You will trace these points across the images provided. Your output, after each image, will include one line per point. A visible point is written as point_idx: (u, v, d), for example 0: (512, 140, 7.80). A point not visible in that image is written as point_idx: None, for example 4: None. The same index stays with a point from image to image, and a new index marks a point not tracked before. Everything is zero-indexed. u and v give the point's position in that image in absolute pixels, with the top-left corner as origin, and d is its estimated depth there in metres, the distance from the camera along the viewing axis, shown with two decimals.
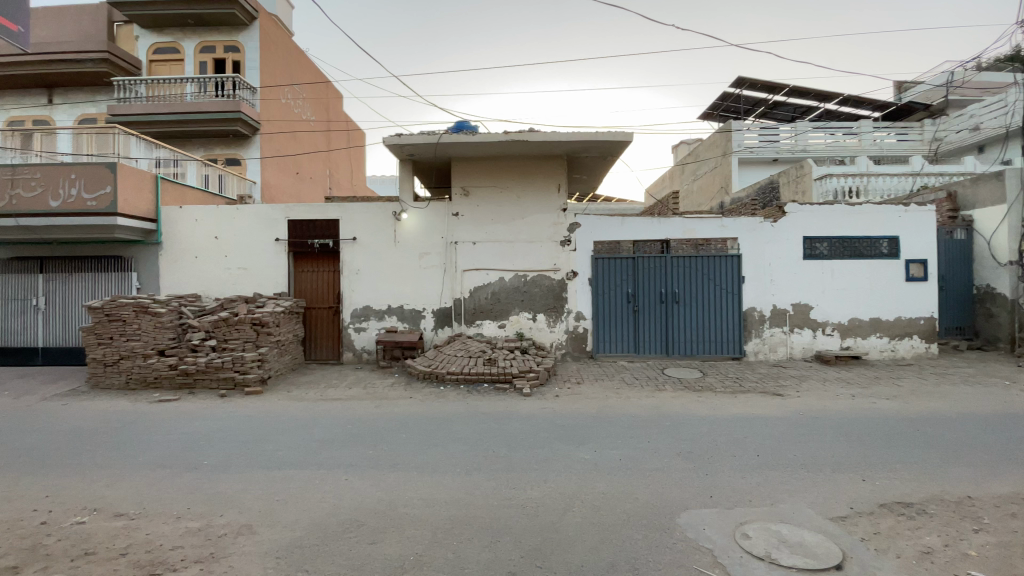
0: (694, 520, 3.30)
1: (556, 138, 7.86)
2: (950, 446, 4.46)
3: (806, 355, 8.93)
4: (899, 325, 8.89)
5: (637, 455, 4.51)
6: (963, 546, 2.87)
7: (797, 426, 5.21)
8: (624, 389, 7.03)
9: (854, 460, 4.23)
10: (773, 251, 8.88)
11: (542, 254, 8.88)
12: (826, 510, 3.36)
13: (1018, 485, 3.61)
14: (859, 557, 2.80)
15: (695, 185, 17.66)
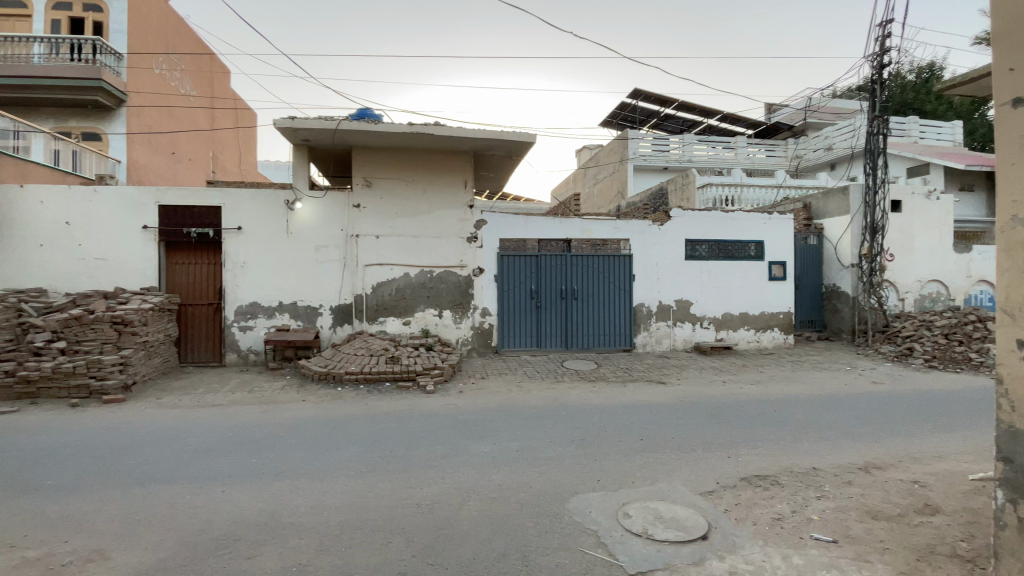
0: (582, 504, 3.46)
1: (461, 133, 7.80)
2: (799, 424, 5.13)
3: (687, 346, 9.80)
4: (763, 319, 10.07)
5: (534, 446, 4.64)
6: (807, 511, 3.29)
7: (678, 411, 5.68)
8: (525, 383, 7.20)
9: (723, 439, 4.70)
10: (661, 252, 9.60)
11: (447, 249, 8.79)
12: (697, 486, 3.70)
13: (850, 456, 4.23)
14: (721, 526, 3.11)
15: (596, 188, 18.59)
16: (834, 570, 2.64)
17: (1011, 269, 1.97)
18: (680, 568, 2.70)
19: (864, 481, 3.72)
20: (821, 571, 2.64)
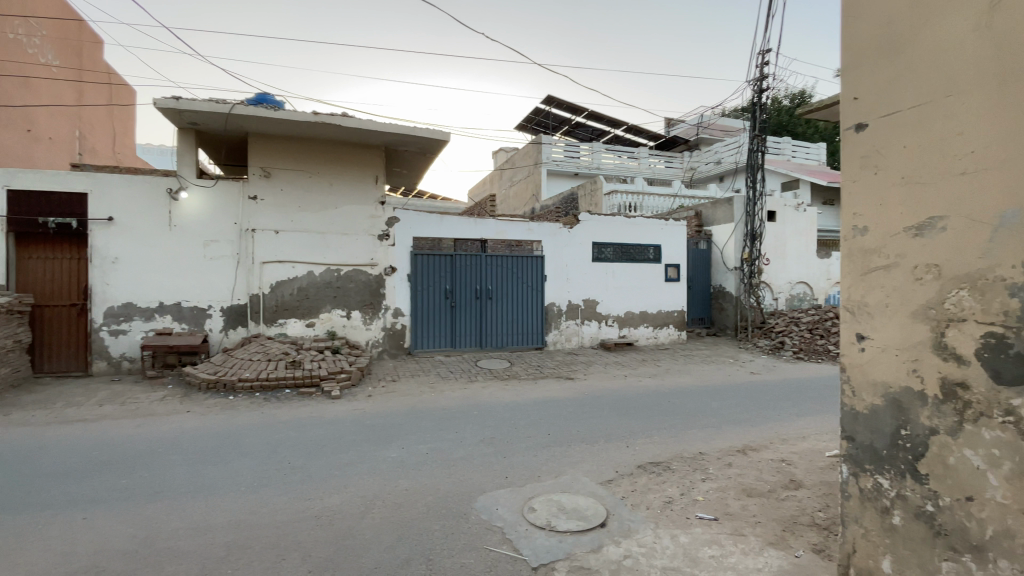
0: (489, 502, 3.48)
1: (372, 126, 7.52)
2: (690, 413, 5.59)
3: (594, 343, 10.28)
4: (660, 316, 10.87)
5: (443, 447, 4.59)
6: (693, 493, 3.59)
7: (583, 405, 5.94)
8: (438, 383, 7.10)
9: (624, 430, 4.99)
10: (571, 253, 9.97)
11: (357, 247, 8.43)
12: (598, 476, 3.89)
13: (731, 440, 4.68)
14: (618, 513, 3.29)
15: (511, 190, 18.86)
16: (715, 545, 2.90)
17: (850, 272, 2.17)
18: (580, 556, 2.82)
19: (741, 462, 4.13)
20: (704, 547, 2.89)
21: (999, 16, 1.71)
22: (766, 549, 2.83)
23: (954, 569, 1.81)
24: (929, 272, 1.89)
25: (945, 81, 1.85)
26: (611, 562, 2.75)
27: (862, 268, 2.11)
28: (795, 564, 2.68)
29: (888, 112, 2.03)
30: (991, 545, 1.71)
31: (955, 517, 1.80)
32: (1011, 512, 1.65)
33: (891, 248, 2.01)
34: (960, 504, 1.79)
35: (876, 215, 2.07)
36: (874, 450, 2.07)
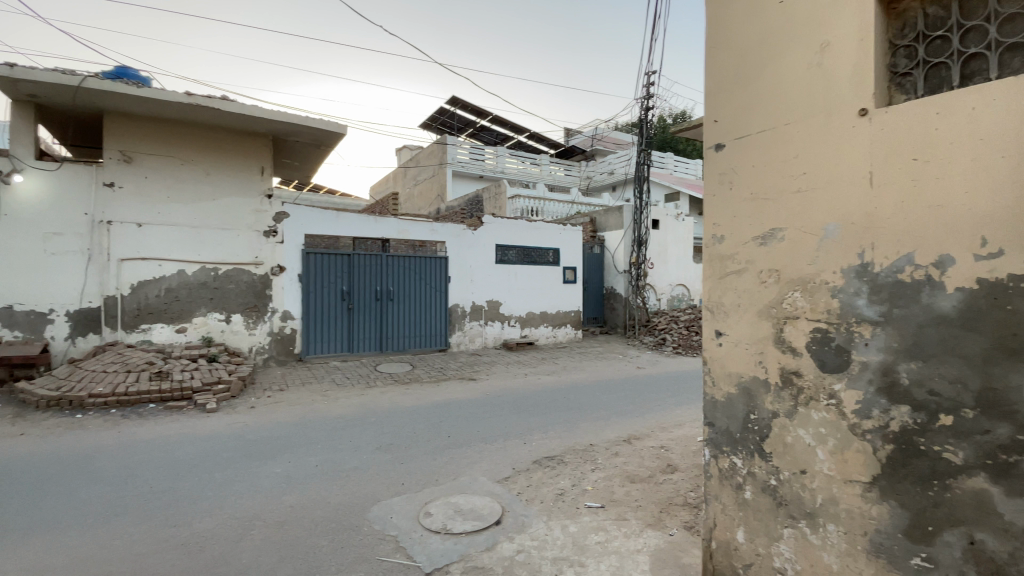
0: (383, 511, 3.37)
1: (256, 112, 6.93)
2: (584, 407, 5.91)
3: (496, 344, 10.43)
4: (559, 317, 11.35)
5: (335, 457, 4.35)
6: (583, 483, 3.78)
7: (484, 405, 6.00)
8: (333, 390, 6.74)
9: (522, 428, 5.12)
10: (474, 255, 10.00)
11: (239, 244, 7.71)
12: (495, 474, 3.95)
13: (619, 430, 5.02)
14: (513, 509, 3.37)
15: (415, 189, 18.50)
16: (600, 531, 3.08)
17: (710, 276, 2.43)
18: (474, 556, 2.83)
19: (627, 450, 4.45)
20: (591, 534, 3.06)
21: (829, 56, 2.00)
22: (645, 530, 3.07)
23: (792, 533, 2.09)
24: (772, 276, 2.18)
25: (786, 110, 2.14)
26: (504, 558, 2.80)
27: (720, 272, 2.39)
28: (669, 541, 2.93)
29: (740, 135, 2.31)
30: (820, 510, 2.00)
31: (793, 488, 2.09)
32: (834, 480, 1.96)
33: (742, 255, 2.29)
34: (796, 476, 2.08)
35: (729, 225, 2.35)
36: (729, 433, 2.34)
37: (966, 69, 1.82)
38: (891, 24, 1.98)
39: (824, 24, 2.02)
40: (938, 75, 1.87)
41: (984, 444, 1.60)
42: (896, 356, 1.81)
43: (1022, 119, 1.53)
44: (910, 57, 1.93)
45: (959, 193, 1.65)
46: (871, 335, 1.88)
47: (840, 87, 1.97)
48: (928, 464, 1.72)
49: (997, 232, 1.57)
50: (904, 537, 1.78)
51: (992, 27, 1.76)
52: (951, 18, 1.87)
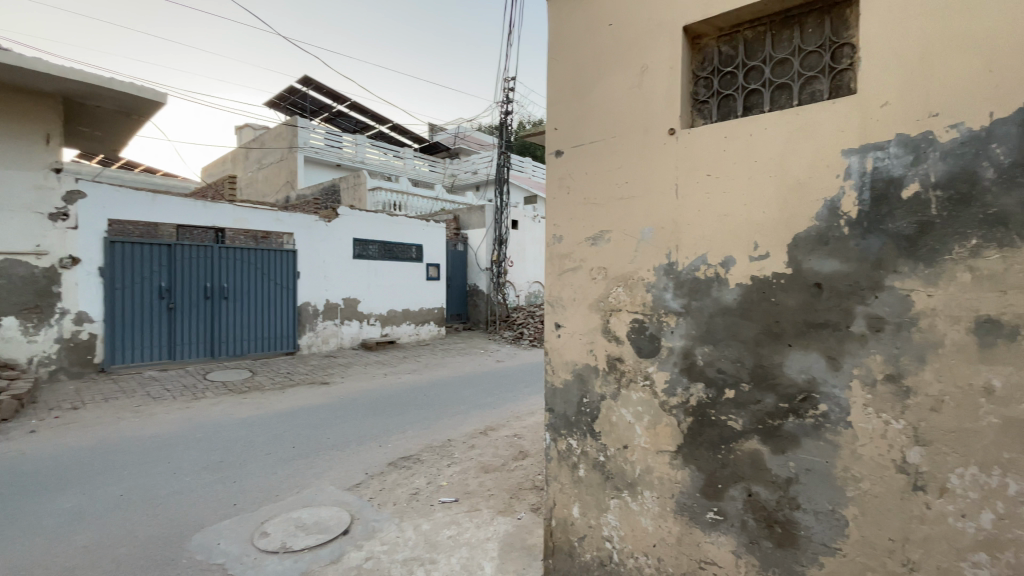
0: (209, 538, 2.96)
1: (36, 66, 5.57)
2: (442, 403, 5.91)
3: (353, 343, 9.91)
4: (422, 314, 11.20)
5: (148, 483, 3.71)
6: (438, 479, 3.78)
7: (337, 409, 5.65)
8: (150, 404, 5.75)
9: (377, 430, 4.93)
10: (329, 249, 9.35)
11: (13, 229, 6.18)
12: (345, 482, 3.74)
13: (477, 423, 5.14)
14: (363, 516, 3.22)
15: (260, 175, 16.67)
16: (452, 525, 3.10)
17: (551, 272, 2.59)
18: (316, 572, 2.64)
19: (483, 442, 4.56)
20: (443, 529, 3.06)
21: (648, 80, 2.26)
22: (496, 518, 3.17)
23: (618, 503, 2.33)
24: (601, 274, 2.40)
25: (614, 124, 2.36)
26: (350, 569, 2.65)
27: (559, 269, 2.55)
28: (518, 526, 3.07)
29: (577, 144, 2.49)
30: (639, 479, 2.26)
31: (617, 463, 2.33)
32: (649, 452, 2.23)
33: (578, 253, 2.48)
34: (620, 451, 2.32)
35: (568, 226, 2.53)
36: (566, 418, 2.52)
37: (748, 101, 2.19)
38: (695, 57, 2.29)
39: (643, 51, 2.28)
40: (728, 105, 2.22)
41: (756, 411, 1.96)
42: (694, 341, 2.12)
43: (783, 148, 1.90)
44: (708, 88, 2.27)
45: (739, 205, 1.99)
46: (675, 324, 2.17)
47: (655, 108, 2.24)
48: (718, 432, 2.05)
49: (765, 239, 1.94)
50: (701, 496, 2.09)
51: (768, 68, 2.14)
52: (738, 57, 2.22)
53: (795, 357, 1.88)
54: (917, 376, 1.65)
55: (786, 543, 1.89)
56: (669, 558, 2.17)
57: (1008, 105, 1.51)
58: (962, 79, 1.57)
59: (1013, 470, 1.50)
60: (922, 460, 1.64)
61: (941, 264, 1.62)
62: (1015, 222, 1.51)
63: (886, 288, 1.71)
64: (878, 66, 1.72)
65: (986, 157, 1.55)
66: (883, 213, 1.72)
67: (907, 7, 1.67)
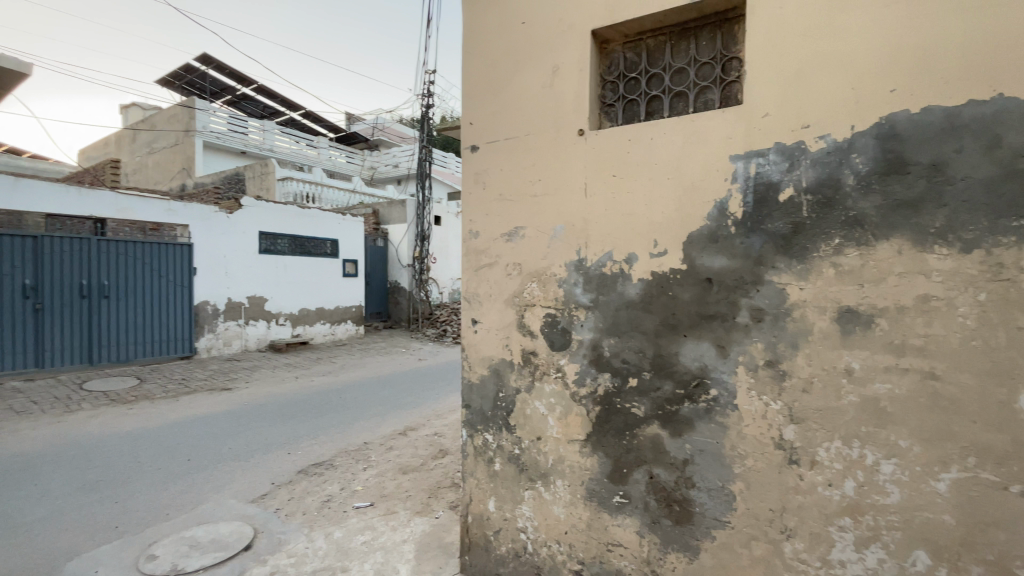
0: (82, 567, 2.62)
1: None
2: (358, 405, 5.70)
3: (260, 345, 9.26)
4: (337, 313, 10.71)
5: (6, 509, 3.21)
6: (353, 484, 3.63)
7: (240, 416, 5.25)
8: (10, 420, 4.98)
9: (285, 437, 4.64)
10: (231, 243, 8.64)
11: None
12: (248, 494, 3.49)
13: (395, 424, 5.00)
14: (268, 529, 3.01)
15: (151, 160, 15.02)
16: (367, 530, 3.00)
17: (467, 268, 2.58)
18: None
19: (401, 443, 4.45)
20: (356, 535, 2.95)
21: (559, 80, 2.32)
22: (413, 519, 3.11)
23: (532, 495, 2.37)
24: (516, 269, 2.42)
25: (527, 122, 2.40)
26: None
27: (475, 265, 2.54)
28: (435, 525, 3.04)
29: (491, 140, 2.50)
30: (552, 469, 2.32)
31: (532, 454, 2.38)
32: (561, 442, 2.30)
33: (493, 249, 2.49)
34: (534, 443, 2.37)
35: (483, 221, 2.52)
36: (482, 413, 2.53)
37: (650, 107, 2.31)
38: (603, 60, 2.38)
39: (554, 52, 2.33)
40: (633, 109, 2.34)
41: (657, 398, 2.09)
42: (602, 333, 2.21)
43: (680, 152, 2.03)
44: (615, 91, 2.37)
45: (642, 205, 2.11)
46: (585, 317, 2.25)
47: (565, 108, 2.30)
48: (623, 419, 2.16)
49: (664, 237, 2.06)
50: (609, 481, 2.19)
51: (667, 76, 2.28)
52: (642, 63, 2.33)
53: (690, 347, 2.02)
54: (791, 361, 1.83)
55: (683, 520, 2.03)
56: (579, 543, 2.25)
57: (863, 121, 1.72)
58: (827, 96, 1.77)
59: (868, 441, 1.71)
60: (796, 436, 1.83)
61: (810, 260, 1.81)
62: (868, 224, 1.73)
63: (766, 282, 1.88)
64: (760, 80, 1.89)
65: (846, 166, 1.76)
66: (763, 214, 1.89)
67: (785, 27, 1.84)
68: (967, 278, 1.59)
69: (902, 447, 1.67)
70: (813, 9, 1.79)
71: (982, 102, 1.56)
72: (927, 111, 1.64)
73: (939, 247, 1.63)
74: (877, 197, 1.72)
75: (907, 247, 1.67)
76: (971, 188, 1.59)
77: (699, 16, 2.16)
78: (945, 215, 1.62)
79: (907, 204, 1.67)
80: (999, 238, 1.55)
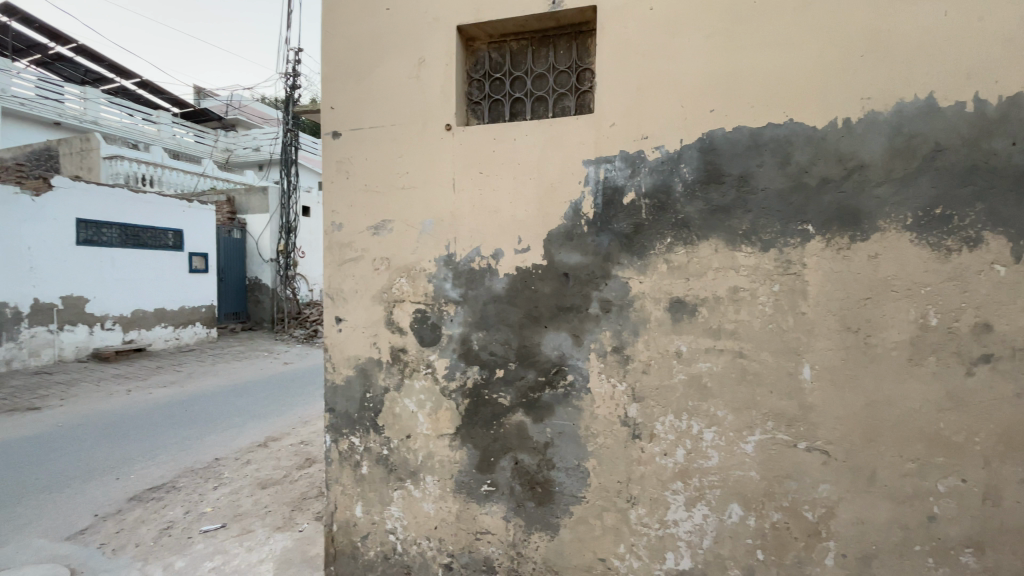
0: None
1: None
2: (209, 418, 5.08)
3: (80, 355, 7.77)
4: (182, 314, 9.42)
5: None
6: (200, 507, 3.23)
7: (51, 440, 4.36)
8: None
9: (114, 459, 3.98)
10: (39, 231, 7.09)
11: None
12: (62, 530, 2.93)
13: (253, 435, 4.56)
14: (88, 570, 2.56)
15: None
16: (217, 555, 2.70)
17: (330, 262, 2.43)
18: None
19: (261, 455, 4.07)
20: (204, 562, 2.64)
21: (424, 72, 2.29)
22: (272, 536, 2.86)
23: (401, 494, 2.33)
24: (383, 264, 2.35)
25: (392, 112, 2.33)
26: None
27: (339, 259, 2.41)
28: (298, 539, 2.83)
29: (355, 128, 2.38)
30: (421, 467, 2.31)
31: (401, 453, 2.33)
32: (431, 438, 2.29)
33: (359, 243, 2.38)
34: (404, 442, 2.33)
35: (346, 213, 2.39)
36: (348, 415, 2.41)
37: (513, 108, 2.40)
38: (469, 58, 2.40)
39: (419, 43, 2.29)
40: (497, 108, 2.40)
41: (521, 387, 2.19)
42: (470, 327, 2.25)
43: (540, 152, 2.13)
44: (480, 90, 2.41)
45: (506, 202, 2.18)
46: (454, 312, 2.27)
47: (431, 101, 2.28)
48: (490, 410, 2.22)
49: (526, 234, 2.16)
50: (477, 471, 2.24)
51: (529, 79, 2.37)
52: (506, 65, 2.40)
53: (550, 337, 2.15)
54: (633, 346, 2.05)
55: (545, 500, 2.16)
56: (448, 536, 2.27)
57: (690, 135, 1.97)
58: (663, 111, 1.99)
59: (694, 413, 1.98)
60: (638, 413, 2.04)
61: (649, 257, 2.03)
62: (693, 226, 1.99)
63: (613, 276, 2.07)
64: (611, 90, 2.05)
65: (677, 175, 2.00)
66: (611, 215, 2.07)
67: (628, 45, 2.03)
68: (766, 272, 1.91)
69: (720, 416, 1.95)
70: (653, 31, 1.99)
71: (775, 125, 1.89)
72: (737, 131, 1.92)
73: (745, 246, 1.93)
74: (700, 203, 1.98)
75: (722, 246, 1.95)
76: (768, 197, 1.91)
77: (556, 25, 2.29)
78: (749, 220, 1.93)
79: (722, 210, 1.96)
80: (788, 239, 1.89)
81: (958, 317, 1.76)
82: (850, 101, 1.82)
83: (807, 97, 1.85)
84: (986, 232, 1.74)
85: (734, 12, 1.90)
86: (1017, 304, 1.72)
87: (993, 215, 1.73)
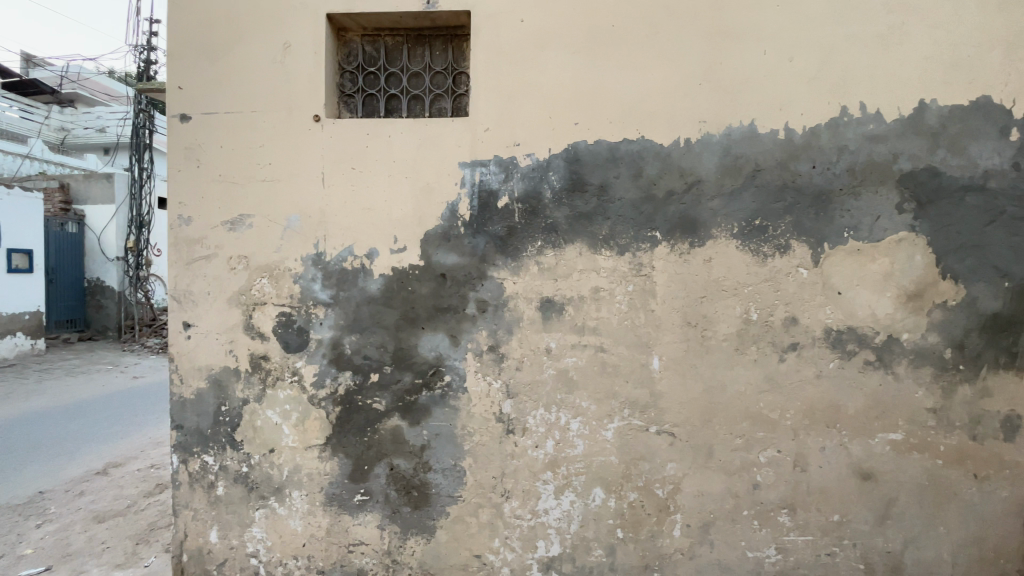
0: None
1: None
2: (27, 445, 4.25)
3: None
4: None
5: None
6: (18, 548, 2.72)
7: None
8: None
9: None
10: None
11: None
12: None
13: (88, 463, 3.91)
14: None
15: None
16: None
17: (176, 261, 2.17)
18: None
19: (97, 485, 3.50)
20: None
21: (290, 57, 2.14)
22: None
23: (264, 513, 2.16)
24: (241, 263, 2.15)
25: (252, 99, 2.15)
26: None
27: (187, 258, 2.16)
28: None
29: (207, 111, 2.15)
30: (287, 481, 2.16)
31: (263, 469, 2.16)
32: (298, 450, 2.15)
33: (211, 239, 2.16)
34: (267, 456, 2.16)
35: (198, 205, 2.16)
36: (199, 432, 2.18)
37: (388, 104, 2.34)
38: (340, 48, 2.30)
39: (284, 27, 2.14)
40: (371, 104, 2.33)
41: (397, 390, 2.14)
42: (342, 331, 2.15)
43: (414, 151, 2.11)
44: (353, 82, 2.31)
45: (379, 201, 2.12)
46: (324, 315, 2.15)
47: (297, 91, 2.14)
48: (364, 415, 2.15)
49: (401, 234, 2.12)
50: (348, 481, 2.15)
51: (404, 77, 2.33)
52: (380, 59, 2.33)
53: (427, 338, 2.13)
54: (507, 344, 2.11)
55: (421, 503, 2.14)
56: (318, 552, 2.15)
57: (557, 145, 2.08)
58: (531, 120, 2.08)
59: (562, 406, 2.09)
60: (512, 409, 2.11)
61: (521, 259, 2.11)
62: (560, 230, 2.10)
63: (488, 278, 2.11)
64: (484, 95, 2.09)
65: (546, 181, 2.10)
66: (486, 217, 2.11)
67: (499, 52, 2.08)
68: (623, 273, 2.08)
69: (584, 407, 2.09)
70: (522, 40, 2.07)
71: (630, 141, 2.06)
72: (598, 143, 2.07)
73: (605, 250, 2.09)
74: (566, 209, 2.10)
75: (585, 250, 2.09)
76: (625, 206, 2.08)
77: (432, 25, 2.28)
78: (608, 226, 2.09)
79: (585, 216, 2.09)
80: (640, 244, 2.08)
81: (773, 312, 2.07)
82: (692, 124, 2.05)
83: (655, 116, 2.05)
84: (793, 240, 2.06)
85: (594, 32, 2.05)
86: (816, 300, 2.06)
87: (798, 227, 2.06)
